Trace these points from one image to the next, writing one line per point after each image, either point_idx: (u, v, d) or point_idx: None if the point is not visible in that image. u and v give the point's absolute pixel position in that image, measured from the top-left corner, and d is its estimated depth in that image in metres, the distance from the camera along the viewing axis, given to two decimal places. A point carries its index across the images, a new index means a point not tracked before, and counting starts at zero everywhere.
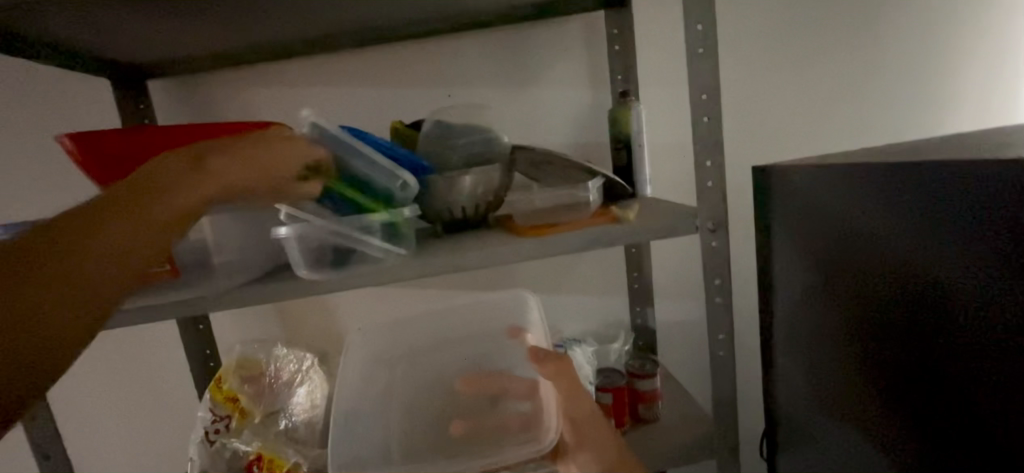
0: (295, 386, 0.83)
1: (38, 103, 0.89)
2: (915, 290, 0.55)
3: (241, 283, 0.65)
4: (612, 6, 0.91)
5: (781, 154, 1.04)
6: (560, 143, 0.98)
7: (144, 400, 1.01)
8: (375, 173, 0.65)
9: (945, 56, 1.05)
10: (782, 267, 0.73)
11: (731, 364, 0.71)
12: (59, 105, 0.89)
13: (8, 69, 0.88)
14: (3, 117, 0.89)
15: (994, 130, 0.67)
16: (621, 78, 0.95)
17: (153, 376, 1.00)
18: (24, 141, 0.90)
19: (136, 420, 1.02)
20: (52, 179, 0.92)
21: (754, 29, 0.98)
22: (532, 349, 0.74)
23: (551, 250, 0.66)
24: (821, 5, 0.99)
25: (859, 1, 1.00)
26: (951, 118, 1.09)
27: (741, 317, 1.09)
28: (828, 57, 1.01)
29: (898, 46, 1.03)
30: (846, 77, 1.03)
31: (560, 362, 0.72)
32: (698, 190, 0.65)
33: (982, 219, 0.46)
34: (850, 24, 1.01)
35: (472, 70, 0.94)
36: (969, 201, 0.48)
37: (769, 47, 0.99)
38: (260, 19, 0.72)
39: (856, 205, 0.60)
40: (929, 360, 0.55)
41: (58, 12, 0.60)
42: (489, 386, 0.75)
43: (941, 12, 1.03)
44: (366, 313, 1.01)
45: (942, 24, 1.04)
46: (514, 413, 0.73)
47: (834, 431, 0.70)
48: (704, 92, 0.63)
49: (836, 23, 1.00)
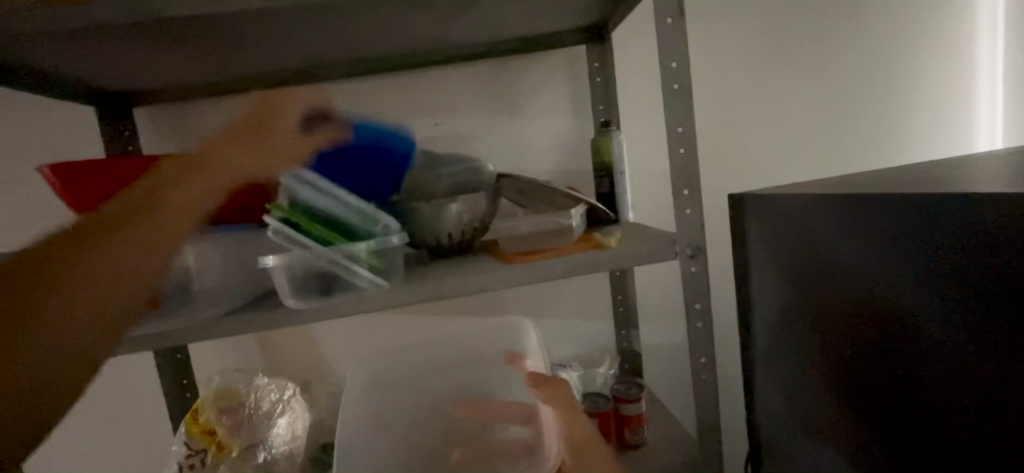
0: (275, 417, 0.80)
1: (21, 129, 0.89)
2: (895, 317, 0.56)
3: (222, 313, 0.64)
4: (593, 41, 0.95)
5: (756, 181, 1.07)
6: (544, 169, 1.00)
7: (115, 432, 0.98)
8: (355, 217, 0.67)
9: (906, 91, 1.10)
10: (757, 287, 0.74)
11: (714, 389, 0.71)
12: (43, 134, 0.90)
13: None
14: None
15: (954, 163, 0.70)
16: (603, 107, 0.98)
17: (127, 408, 0.97)
18: (6, 167, 0.89)
19: (105, 453, 0.98)
20: (32, 207, 0.91)
21: (728, 64, 1.03)
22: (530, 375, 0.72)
23: (535, 276, 0.67)
24: (790, 41, 1.04)
25: (825, 38, 1.06)
26: (916, 148, 1.13)
27: (726, 340, 1.10)
28: (797, 90, 1.06)
29: (867, 76, 1.08)
30: (814, 109, 1.07)
31: (557, 387, 0.71)
32: (677, 217, 0.67)
33: (970, 253, 0.48)
34: (820, 57, 1.06)
35: (457, 99, 0.97)
36: (957, 231, 0.49)
37: (742, 79, 1.03)
38: (250, 52, 0.74)
39: (832, 232, 0.62)
40: (907, 385, 0.56)
41: (50, 46, 0.61)
42: (479, 412, 0.73)
43: (901, 50, 1.09)
44: (348, 340, 1.00)
45: (903, 61, 1.09)
46: (511, 440, 0.72)
47: (811, 452, 0.71)
48: (680, 124, 0.66)
49: (804, 59, 1.05)
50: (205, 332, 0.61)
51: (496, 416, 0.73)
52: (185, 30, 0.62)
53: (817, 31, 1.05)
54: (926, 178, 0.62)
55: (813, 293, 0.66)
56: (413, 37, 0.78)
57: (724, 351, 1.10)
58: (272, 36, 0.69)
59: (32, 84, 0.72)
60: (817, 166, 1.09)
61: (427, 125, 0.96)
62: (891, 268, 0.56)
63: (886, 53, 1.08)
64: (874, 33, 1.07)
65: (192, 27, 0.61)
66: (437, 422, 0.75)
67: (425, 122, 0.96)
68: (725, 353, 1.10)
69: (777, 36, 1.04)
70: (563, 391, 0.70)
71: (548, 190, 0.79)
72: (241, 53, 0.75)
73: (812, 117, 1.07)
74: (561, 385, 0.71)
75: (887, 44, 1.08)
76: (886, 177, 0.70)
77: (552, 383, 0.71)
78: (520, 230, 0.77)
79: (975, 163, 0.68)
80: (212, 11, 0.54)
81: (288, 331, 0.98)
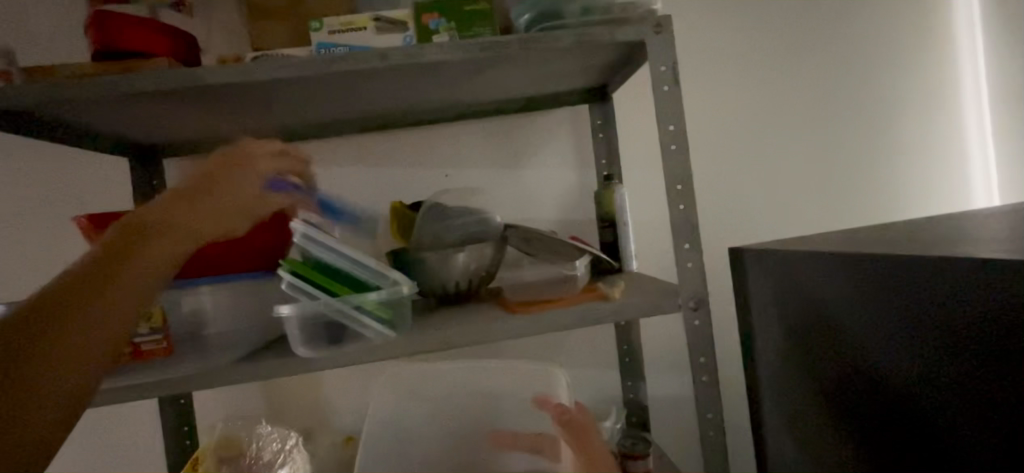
0: (276, 467, 0.79)
1: (52, 204, 0.94)
2: (980, 357, 0.49)
3: (234, 361, 0.66)
4: (596, 100, 1.01)
5: (749, 230, 1.09)
6: (551, 222, 1.03)
7: None
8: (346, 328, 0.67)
9: (891, 143, 1.14)
10: (759, 335, 0.78)
11: (722, 444, 0.70)
12: (65, 172, 0.94)
13: (35, 240, 0.93)
14: (21, 267, 0.93)
15: (908, 223, 0.79)
16: (602, 136, 1.02)
17: (119, 444, 0.94)
18: (36, 270, 0.93)
19: None
20: (46, 232, 0.93)
21: (718, 111, 1.08)
22: (555, 408, 0.73)
23: (539, 329, 0.68)
24: (778, 87, 1.10)
25: (818, 85, 1.11)
26: (906, 197, 1.15)
27: (738, 392, 1.08)
28: (790, 131, 1.10)
29: (856, 116, 1.12)
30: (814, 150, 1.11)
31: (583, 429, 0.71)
32: (679, 270, 0.69)
33: (936, 294, 0.52)
34: (811, 103, 1.11)
35: (457, 91, 0.85)
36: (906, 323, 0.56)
37: (739, 118, 1.09)
38: (298, 113, 0.86)
39: (803, 254, 0.68)
40: (911, 444, 0.57)
41: (101, 105, 0.69)
42: (505, 442, 0.76)
43: (883, 100, 1.13)
44: (353, 395, 0.99)
45: (888, 110, 1.13)
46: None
47: (767, 449, 0.81)
48: (679, 182, 0.69)
49: (793, 101, 1.10)
50: (219, 377, 0.64)
51: (519, 445, 0.75)
52: (235, 93, 0.71)
53: (806, 81, 1.11)
54: (867, 243, 0.68)
55: (782, 283, 0.73)
56: (403, 31, 0.71)
57: (735, 409, 1.08)
58: (281, 53, 0.71)
59: (98, 141, 0.84)
60: (823, 225, 1.12)
61: (437, 179, 1.01)
62: (847, 257, 0.62)
63: (876, 103, 1.13)
64: (864, 90, 1.12)
65: (231, 97, 0.72)
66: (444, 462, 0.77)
67: (435, 175, 1.01)
68: (735, 402, 1.08)
69: (775, 83, 1.10)
70: (589, 435, 0.70)
71: (553, 240, 0.82)
72: (284, 115, 0.87)
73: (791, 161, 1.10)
74: (586, 429, 0.71)
75: (874, 101, 1.13)
76: (834, 236, 0.78)
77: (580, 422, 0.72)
78: (525, 278, 0.80)
79: (911, 223, 0.78)
80: (248, 78, 0.63)
81: (295, 378, 0.97)
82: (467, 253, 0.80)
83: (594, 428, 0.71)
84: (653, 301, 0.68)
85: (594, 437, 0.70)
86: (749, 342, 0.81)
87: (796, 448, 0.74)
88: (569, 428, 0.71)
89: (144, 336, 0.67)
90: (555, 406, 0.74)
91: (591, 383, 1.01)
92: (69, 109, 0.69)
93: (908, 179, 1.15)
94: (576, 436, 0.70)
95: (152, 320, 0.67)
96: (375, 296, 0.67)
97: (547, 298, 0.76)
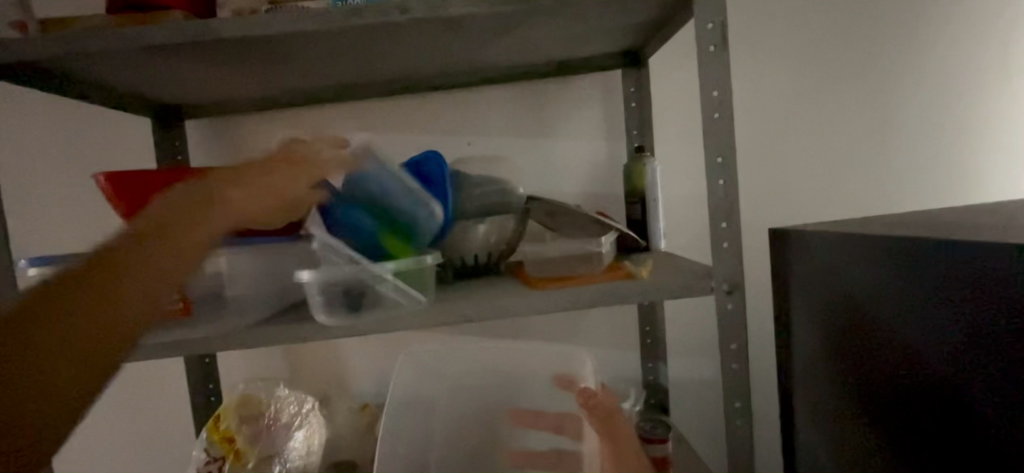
0: (294, 429, 0.81)
1: (78, 163, 0.94)
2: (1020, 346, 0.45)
3: (251, 325, 0.66)
4: (630, 66, 0.94)
5: (789, 211, 1.02)
6: (576, 196, 0.99)
7: (143, 444, 0.98)
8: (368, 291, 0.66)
9: (954, 120, 1.04)
10: (793, 325, 0.74)
11: (749, 434, 0.66)
12: (90, 133, 0.94)
13: (62, 198, 0.95)
14: (50, 224, 0.95)
15: (977, 207, 0.71)
16: (635, 105, 0.96)
17: (149, 399, 0.98)
18: (65, 227, 0.95)
19: (132, 459, 0.98)
20: (76, 193, 0.95)
21: (764, 80, 0.99)
22: (582, 391, 0.74)
23: (559, 305, 0.65)
24: (831, 54, 1.00)
25: (877, 53, 1.01)
26: (966, 181, 1.05)
27: (766, 380, 1.04)
28: (840, 103, 1.01)
29: (918, 86, 1.02)
30: (868, 124, 1.02)
31: (607, 416, 0.72)
32: (714, 250, 0.64)
33: (977, 277, 0.49)
34: (868, 73, 1.01)
35: (482, 52, 0.80)
36: (944, 311, 0.53)
37: (785, 88, 1.00)
38: (317, 73, 0.83)
39: (841, 240, 0.64)
40: (953, 447, 0.53)
41: (116, 60, 0.67)
42: (528, 421, 0.76)
43: (948, 71, 1.03)
44: (370, 362, 0.99)
45: (953, 84, 1.03)
46: (541, 452, 0.75)
47: (795, 445, 0.76)
48: (720, 155, 0.63)
49: (847, 71, 1.01)
50: (236, 339, 0.63)
51: (543, 426, 0.76)
52: (249, 49, 0.68)
53: (863, 48, 1.01)
54: (927, 225, 0.62)
55: (821, 269, 0.68)
56: None
57: (762, 396, 1.04)
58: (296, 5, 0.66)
59: (119, 100, 0.82)
60: (871, 208, 1.04)
61: (458, 147, 0.97)
62: (888, 244, 0.58)
63: (940, 73, 1.03)
64: (927, 59, 1.02)
65: (245, 52, 0.69)
66: (461, 437, 0.78)
67: (456, 143, 0.97)
68: (763, 389, 1.04)
69: (830, 51, 1.00)
70: (616, 421, 0.72)
71: (577, 215, 0.78)
72: (302, 76, 0.83)
73: (840, 137, 1.01)
74: (613, 415, 0.72)
75: (937, 72, 1.03)
76: (891, 219, 0.70)
77: (602, 407, 0.72)
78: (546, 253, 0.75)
79: (983, 207, 0.70)
80: (262, 31, 0.60)
81: (315, 343, 0.98)
82: (490, 223, 0.77)
83: (619, 412, 0.73)
84: (683, 282, 0.64)
85: (621, 421, 0.72)
86: (782, 331, 0.76)
87: (826, 445, 0.70)
88: (599, 414, 0.72)
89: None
90: (581, 389, 0.74)
91: (611, 364, 0.99)
92: (82, 64, 0.67)
93: (973, 157, 1.05)
94: (605, 420, 0.72)
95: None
96: (394, 267, 0.65)
97: (569, 275, 0.72)
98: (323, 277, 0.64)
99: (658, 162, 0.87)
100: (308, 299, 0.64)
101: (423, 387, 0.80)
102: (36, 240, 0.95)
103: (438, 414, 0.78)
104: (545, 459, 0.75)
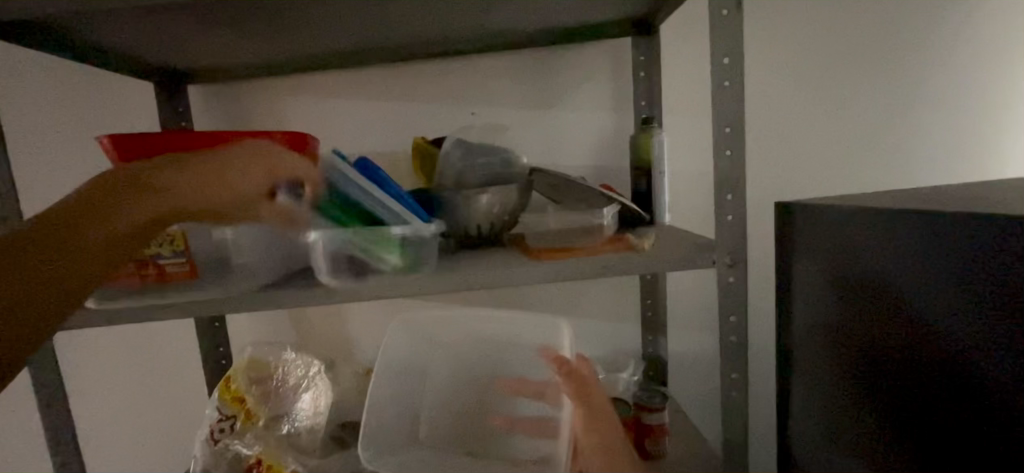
0: (300, 391, 0.84)
1: (83, 128, 0.95)
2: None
3: (257, 288, 0.67)
4: (640, 34, 0.91)
5: (797, 187, 1.00)
6: (581, 169, 0.97)
7: (158, 402, 1.02)
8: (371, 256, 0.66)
9: (975, 95, 1.00)
10: (792, 302, 0.73)
11: (744, 405, 0.67)
12: (95, 96, 0.94)
13: (70, 162, 0.95)
14: (58, 188, 0.96)
15: (991, 184, 0.69)
16: (644, 74, 0.93)
17: (162, 360, 1.01)
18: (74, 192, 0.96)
19: (147, 416, 1.03)
20: (83, 156, 0.95)
21: (779, 50, 0.96)
22: (556, 360, 0.70)
23: (561, 275, 0.65)
24: (852, 23, 0.96)
25: (900, 22, 0.97)
26: (982, 158, 1.02)
27: (764, 354, 1.04)
28: (858, 75, 0.97)
29: (941, 58, 0.98)
30: (885, 98, 0.98)
31: (582, 384, 0.68)
32: (717, 223, 0.63)
33: (994, 251, 0.49)
34: (889, 43, 0.97)
35: (487, 17, 0.78)
36: (955, 286, 0.53)
37: (801, 59, 0.96)
38: (318, 38, 0.81)
39: (850, 215, 0.63)
40: (957, 419, 0.54)
41: (115, 21, 0.66)
42: (511, 387, 0.78)
43: (973, 43, 0.99)
44: (374, 329, 1.01)
45: (977, 57, 0.99)
46: (526, 417, 0.78)
47: (788, 421, 0.77)
48: (728, 126, 0.62)
49: (868, 41, 0.97)
50: (244, 303, 0.64)
51: (524, 391, 0.77)
52: (250, 11, 0.66)
53: (885, 17, 0.96)
54: (938, 201, 0.61)
55: (827, 245, 0.67)
56: None
57: (760, 370, 1.05)
58: None
59: (120, 63, 0.82)
60: (883, 185, 1.01)
61: (462, 116, 0.96)
62: (898, 219, 0.58)
63: (964, 45, 0.99)
64: (953, 29, 0.98)
65: (245, 14, 0.68)
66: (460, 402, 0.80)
67: (460, 113, 0.96)
68: (761, 363, 1.05)
69: (850, 20, 0.96)
70: (590, 386, 0.68)
71: (581, 187, 0.77)
72: (303, 41, 0.82)
73: (855, 111, 0.98)
74: (588, 381, 0.68)
75: (962, 43, 0.98)
76: (901, 195, 0.69)
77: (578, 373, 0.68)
78: (549, 225, 0.75)
79: (997, 184, 0.68)
80: None
81: (320, 310, 1.00)
82: (492, 194, 0.76)
83: (595, 381, 0.69)
84: (685, 254, 0.64)
85: (595, 390, 0.67)
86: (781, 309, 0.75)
87: (821, 419, 0.71)
88: (572, 382, 0.68)
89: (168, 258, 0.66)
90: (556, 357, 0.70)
91: (611, 336, 1.00)
92: (80, 24, 0.66)
93: (992, 134, 1.02)
94: (578, 389, 0.68)
95: (174, 243, 0.66)
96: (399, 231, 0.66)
97: (572, 247, 0.72)
98: (329, 241, 0.65)
99: (665, 134, 0.85)
100: (313, 263, 0.65)
101: (424, 354, 0.82)
102: (47, 203, 0.96)
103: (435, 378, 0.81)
104: (523, 424, 0.77)
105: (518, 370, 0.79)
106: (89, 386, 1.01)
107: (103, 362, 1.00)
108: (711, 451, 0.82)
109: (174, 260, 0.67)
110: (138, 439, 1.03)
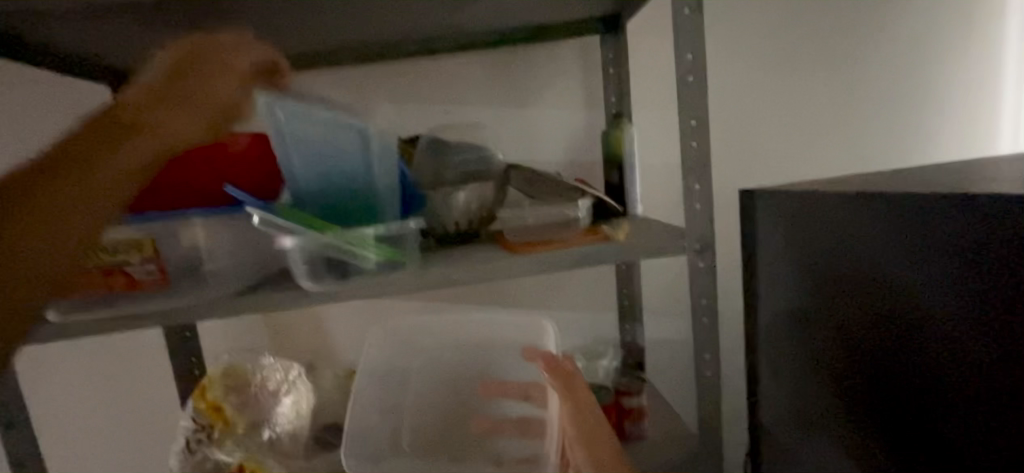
0: (280, 396, 0.81)
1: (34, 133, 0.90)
2: (974, 290, 0.50)
3: (233, 292, 0.66)
4: (608, 32, 0.94)
5: (759, 175, 1.05)
6: (555, 164, 1.00)
7: (127, 417, 0.98)
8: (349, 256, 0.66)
9: (915, 86, 1.08)
10: (761, 287, 0.77)
11: (718, 384, 0.71)
12: (48, 100, 0.89)
13: None
14: None
15: (929, 168, 0.75)
16: (613, 71, 0.96)
17: (130, 372, 0.97)
18: None
19: (117, 432, 0.99)
20: None
21: (738, 46, 1.00)
22: (543, 358, 0.73)
23: (541, 267, 0.67)
24: (804, 20, 1.02)
25: (846, 19, 1.03)
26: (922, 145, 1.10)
27: (733, 334, 1.10)
28: (811, 69, 1.03)
29: (885, 52, 1.05)
30: (835, 90, 1.05)
31: (568, 377, 0.72)
32: (687, 212, 0.66)
33: (935, 230, 0.53)
34: (837, 39, 1.03)
35: (459, 15, 0.78)
36: (903, 262, 0.57)
37: (759, 54, 1.01)
38: (285, 37, 0.79)
39: (812, 200, 0.67)
40: (910, 388, 0.58)
41: (69, 21, 0.63)
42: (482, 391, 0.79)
43: (913, 38, 1.06)
44: (354, 330, 1.01)
45: (917, 49, 1.07)
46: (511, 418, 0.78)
47: (757, 400, 0.81)
48: (694, 118, 0.65)
49: (818, 37, 1.03)
50: (214, 310, 0.63)
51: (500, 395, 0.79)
52: (213, 8, 0.64)
53: (834, 14, 1.03)
54: (895, 183, 0.65)
55: (791, 229, 0.71)
56: None
57: (730, 350, 1.10)
58: None
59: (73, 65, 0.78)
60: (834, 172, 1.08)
61: (436, 115, 0.96)
62: (854, 203, 0.62)
63: (906, 39, 1.06)
64: (896, 25, 1.05)
65: (209, 13, 0.66)
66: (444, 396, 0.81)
67: (434, 111, 0.96)
68: (730, 344, 1.10)
69: (802, 17, 1.01)
70: (576, 381, 0.72)
71: (556, 182, 0.80)
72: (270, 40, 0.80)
73: (809, 103, 1.04)
74: (574, 375, 0.72)
75: (904, 38, 1.06)
76: (853, 180, 0.74)
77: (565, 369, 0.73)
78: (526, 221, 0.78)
79: (934, 168, 0.74)
80: None
81: (297, 314, 0.99)
82: (469, 190, 0.77)
83: (578, 372, 0.73)
84: (656, 243, 0.67)
85: (580, 382, 0.72)
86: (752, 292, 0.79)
87: (790, 396, 0.75)
88: (560, 377, 0.71)
89: (136, 266, 0.64)
90: (545, 356, 0.73)
91: (589, 325, 1.03)
92: (29, 24, 0.63)
93: (931, 122, 1.10)
94: (565, 384, 0.71)
95: (142, 250, 0.64)
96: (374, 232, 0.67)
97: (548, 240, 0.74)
98: (305, 247, 0.64)
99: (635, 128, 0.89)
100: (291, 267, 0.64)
101: (406, 353, 0.82)
102: None
103: (412, 378, 0.81)
104: (504, 425, 0.78)
105: (489, 368, 0.81)
106: (50, 405, 0.96)
107: (66, 378, 0.96)
108: (687, 430, 0.86)
109: (141, 268, 0.64)
110: (106, 457, 0.99)
